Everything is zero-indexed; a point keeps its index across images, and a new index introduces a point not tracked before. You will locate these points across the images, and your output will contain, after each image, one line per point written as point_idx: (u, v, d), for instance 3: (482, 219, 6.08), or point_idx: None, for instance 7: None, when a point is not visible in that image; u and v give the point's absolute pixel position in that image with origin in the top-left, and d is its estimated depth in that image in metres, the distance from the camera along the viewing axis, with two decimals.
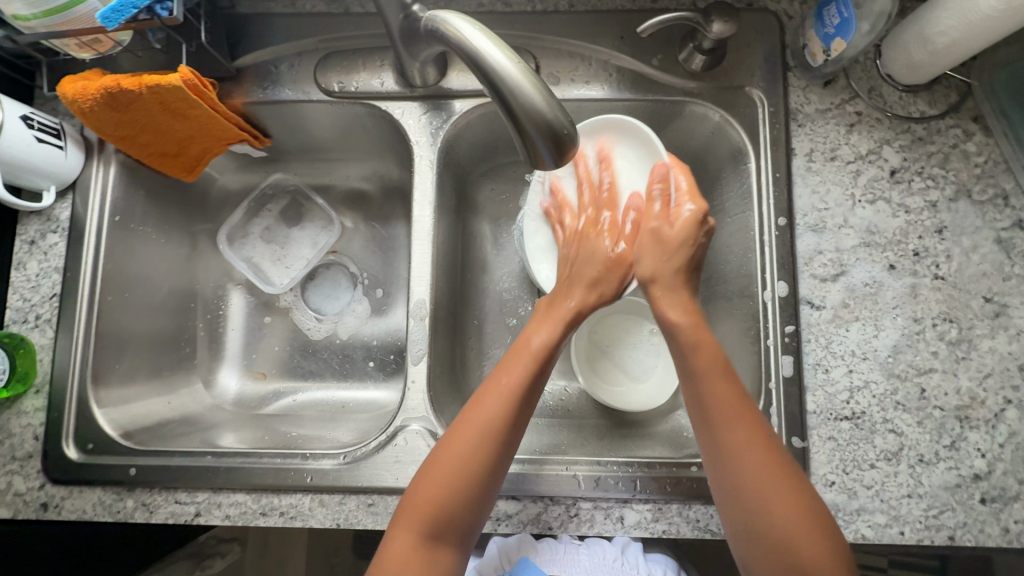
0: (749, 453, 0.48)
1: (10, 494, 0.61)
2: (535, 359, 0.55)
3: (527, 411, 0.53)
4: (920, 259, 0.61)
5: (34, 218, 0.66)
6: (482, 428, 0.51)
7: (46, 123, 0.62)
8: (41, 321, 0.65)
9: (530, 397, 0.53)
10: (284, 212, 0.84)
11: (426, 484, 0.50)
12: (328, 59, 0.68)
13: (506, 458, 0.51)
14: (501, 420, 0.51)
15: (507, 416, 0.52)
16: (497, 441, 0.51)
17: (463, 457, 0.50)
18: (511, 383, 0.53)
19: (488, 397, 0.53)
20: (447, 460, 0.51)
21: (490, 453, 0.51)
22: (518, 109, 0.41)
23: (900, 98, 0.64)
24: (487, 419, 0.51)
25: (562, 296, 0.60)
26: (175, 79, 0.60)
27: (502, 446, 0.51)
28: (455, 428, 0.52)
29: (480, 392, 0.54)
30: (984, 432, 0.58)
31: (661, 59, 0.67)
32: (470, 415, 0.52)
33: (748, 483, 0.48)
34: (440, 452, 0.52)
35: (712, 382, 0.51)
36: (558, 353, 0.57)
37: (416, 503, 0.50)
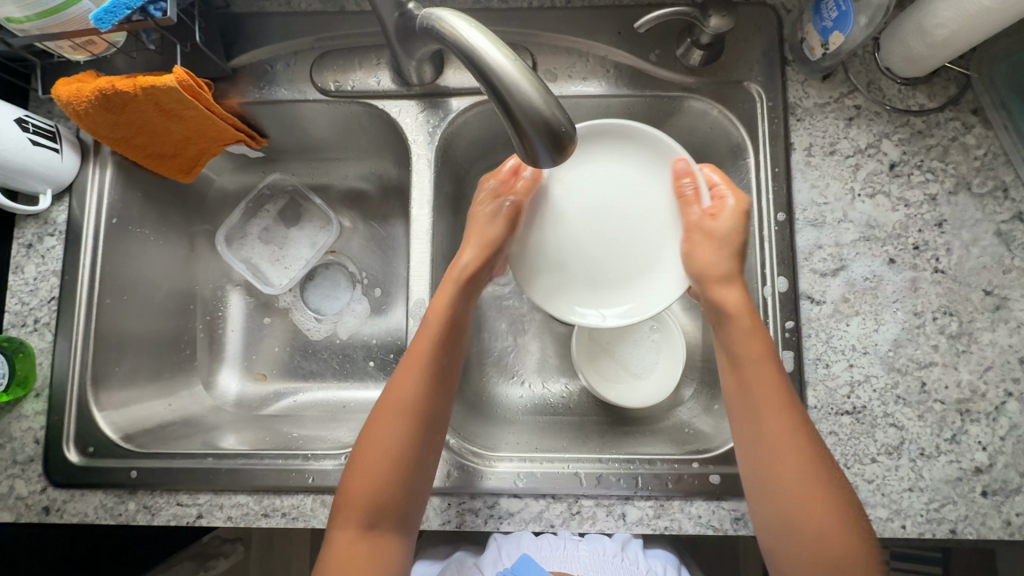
0: (792, 459, 0.51)
1: (12, 498, 0.61)
2: (440, 331, 0.60)
3: (440, 378, 0.59)
4: (920, 252, 0.61)
5: (31, 221, 0.66)
6: (402, 410, 0.56)
7: (41, 125, 0.62)
8: (40, 324, 0.65)
9: (441, 370, 0.59)
10: (283, 213, 0.84)
11: (359, 474, 0.55)
12: (324, 58, 0.68)
13: (437, 431, 0.57)
14: (417, 393, 0.57)
15: (421, 394, 0.57)
16: (418, 414, 0.56)
17: (392, 440, 0.55)
18: (423, 361, 0.58)
19: (401, 379, 0.58)
20: (377, 445, 0.55)
21: (419, 427, 0.56)
22: (514, 107, 0.41)
23: (899, 91, 0.64)
24: (405, 396, 0.57)
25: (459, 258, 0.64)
26: (170, 79, 0.60)
27: (426, 418, 0.56)
28: (378, 411, 0.57)
29: (395, 376, 0.59)
30: (985, 425, 0.58)
31: (659, 54, 0.67)
32: (377, 423, 0.56)
33: (790, 483, 0.51)
34: (365, 442, 0.56)
35: (759, 376, 0.54)
36: (464, 322, 0.62)
37: (353, 492, 0.54)
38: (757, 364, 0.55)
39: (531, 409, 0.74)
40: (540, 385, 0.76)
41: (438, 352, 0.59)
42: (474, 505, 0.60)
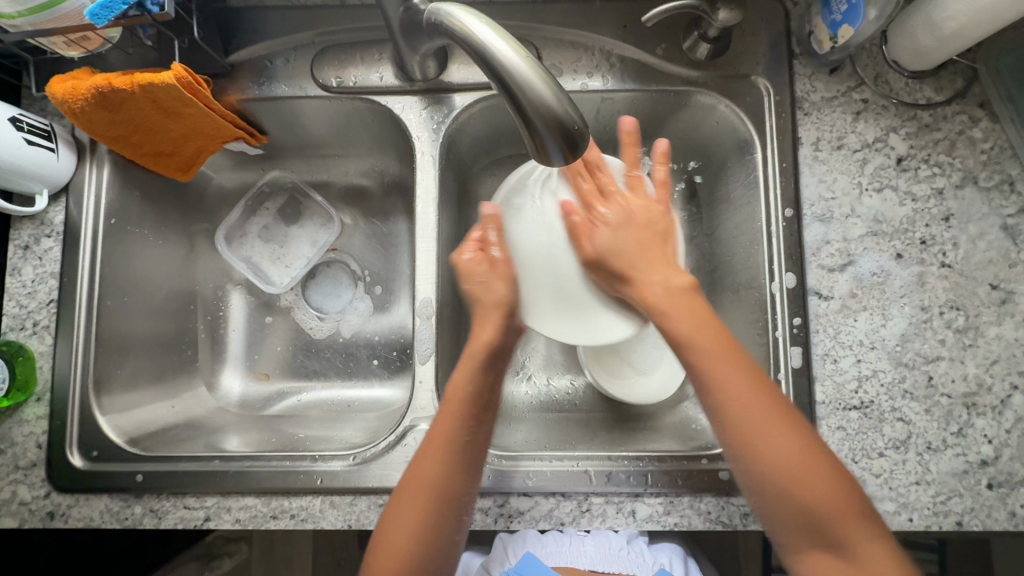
0: (806, 469, 0.47)
1: (15, 503, 0.60)
2: (462, 405, 0.56)
3: (466, 454, 0.55)
4: (927, 247, 0.61)
5: (27, 222, 0.65)
6: (427, 493, 0.53)
7: (36, 124, 0.60)
8: (39, 328, 0.64)
9: (470, 449, 0.55)
10: (282, 210, 0.83)
11: (384, 555, 0.53)
12: (324, 53, 0.67)
13: (461, 503, 0.54)
14: (443, 474, 0.53)
15: (447, 477, 0.53)
16: (443, 497, 0.53)
17: (414, 525, 0.52)
18: (448, 441, 0.54)
19: (423, 457, 0.54)
20: (403, 526, 0.52)
21: (444, 509, 0.53)
22: (526, 104, 0.40)
23: (906, 84, 0.63)
24: (428, 474, 0.53)
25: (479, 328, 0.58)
26: (168, 76, 0.58)
27: (454, 500, 0.53)
28: (399, 492, 0.54)
29: (421, 447, 0.55)
30: (991, 418, 0.58)
31: (665, 48, 0.66)
32: (405, 486, 0.54)
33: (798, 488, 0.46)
34: (392, 512, 0.54)
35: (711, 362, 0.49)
36: (490, 389, 0.58)
37: (379, 568, 0.53)
38: (731, 364, 0.49)
39: (538, 406, 0.74)
40: (545, 382, 0.76)
41: (466, 433, 0.55)
42: (484, 504, 0.59)
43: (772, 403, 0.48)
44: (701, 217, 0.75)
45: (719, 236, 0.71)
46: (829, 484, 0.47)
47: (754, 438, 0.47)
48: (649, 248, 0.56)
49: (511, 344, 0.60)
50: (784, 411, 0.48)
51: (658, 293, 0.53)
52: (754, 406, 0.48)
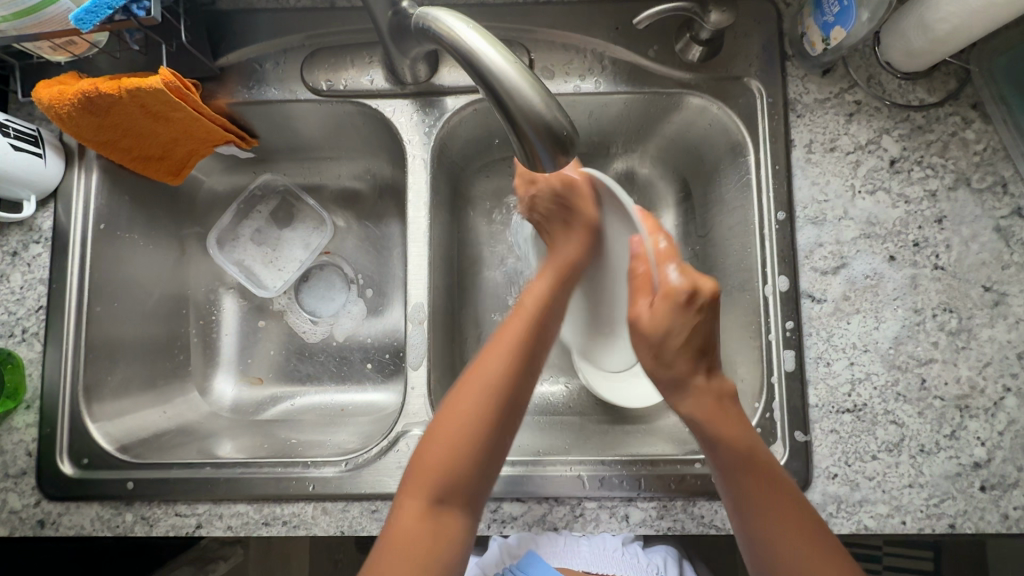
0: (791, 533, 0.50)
1: (5, 511, 0.60)
2: (527, 326, 0.60)
3: (522, 372, 0.58)
4: (920, 249, 0.61)
5: (15, 228, 0.64)
6: (484, 397, 0.55)
7: (23, 130, 0.60)
8: (28, 334, 0.63)
9: (524, 367, 0.58)
10: (275, 213, 0.82)
11: (431, 450, 0.53)
12: (314, 56, 0.66)
13: (510, 420, 0.56)
14: (508, 374, 0.56)
15: (505, 389, 0.56)
16: (498, 404, 0.55)
17: (466, 422, 0.54)
18: (510, 353, 0.58)
19: (484, 362, 0.57)
20: (454, 423, 0.54)
21: (495, 420, 0.55)
22: (515, 111, 0.39)
23: (899, 86, 0.63)
24: (490, 380, 0.56)
25: (536, 282, 0.64)
26: (156, 81, 0.58)
27: (502, 412, 0.55)
28: (452, 397, 0.56)
29: (477, 359, 0.58)
30: (983, 420, 0.58)
31: (658, 50, 0.66)
32: (460, 392, 0.56)
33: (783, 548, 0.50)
34: (442, 419, 0.55)
35: (737, 450, 0.52)
36: (547, 320, 0.62)
37: (419, 472, 0.53)
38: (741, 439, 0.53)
39: (532, 409, 0.74)
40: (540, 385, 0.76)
41: (520, 351, 0.58)
42: None
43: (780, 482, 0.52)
44: (695, 218, 0.75)
45: (713, 238, 0.71)
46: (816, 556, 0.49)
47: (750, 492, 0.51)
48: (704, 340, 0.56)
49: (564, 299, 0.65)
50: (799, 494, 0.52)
51: (692, 405, 0.55)
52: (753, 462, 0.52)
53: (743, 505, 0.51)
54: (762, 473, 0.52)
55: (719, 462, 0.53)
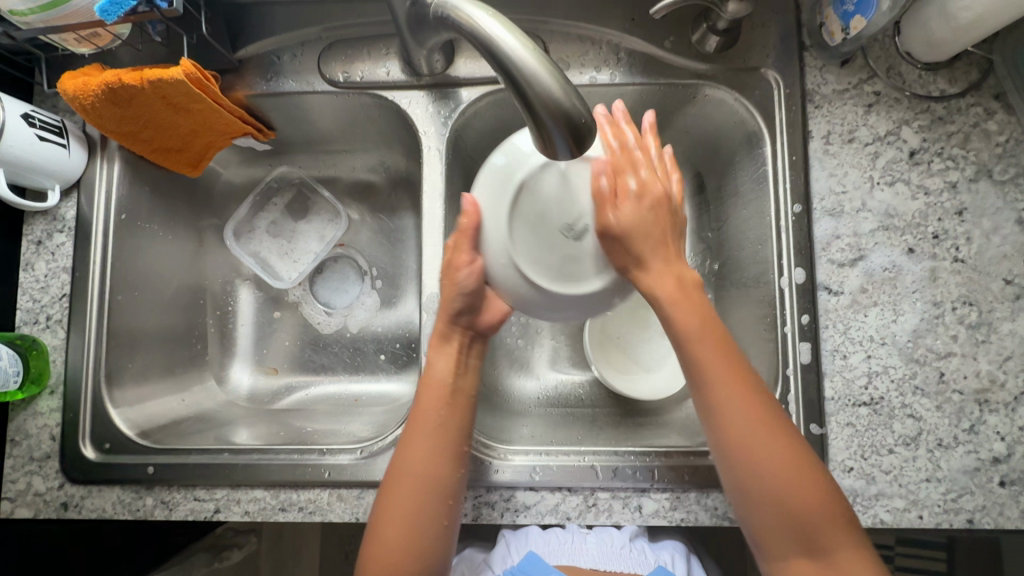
0: (750, 420, 0.50)
1: (30, 494, 0.61)
2: (444, 405, 0.56)
3: (452, 453, 0.55)
4: (940, 242, 0.60)
5: (39, 217, 0.66)
6: (421, 480, 0.54)
7: (48, 121, 0.61)
8: (53, 321, 0.65)
9: (452, 433, 0.55)
10: (291, 206, 0.83)
11: (380, 542, 0.53)
12: (331, 48, 0.67)
13: (450, 499, 0.55)
14: (437, 461, 0.54)
15: (436, 460, 0.54)
16: (431, 479, 0.54)
17: (404, 508, 0.53)
18: (434, 425, 0.55)
19: (413, 450, 0.55)
20: (399, 504, 0.53)
21: (434, 495, 0.54)
22: (533, 98, 0.40)
23: (919, 76, 0.62)
24: (420, 469, 0.54)
25: (433, 362, 0.58)
26: (177, 72, 0.58)
27: (440, 485, 0.54)
28: (391, 483, 0.54)
29: (405, 442, 0.55)
30: (1003, 415, 0.58)
31: (674, 41, 0.65)
32: (397, 478, 0.54)
33: (744, 441, 0.50)
34: (386, 508, 0.54)
35: (701, 346, 0.52)
36: (468, 395, 0.57)
37: (374, 563, 0.53)
38: (717, 348, 0.52)
39: (544, 401, 0.74)
40: (554, 378, 0.76)
41: (439, 418, 0.55)
42: (490, 498, 0.59)
43: (755, 396, 0.51)
44: (710, 211, 0.74)
45: (727, 230, 0.71)
46: (769, 434, 0.50)
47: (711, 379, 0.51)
48: (690, 306, 0.52)
49: (472, 363, 0.59)
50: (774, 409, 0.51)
51: (657, 281, 0.52)
52: (720, 362, 0.51)
53: (712, 412, 0.51)
54: (736, 384, 0.51)
55: (688, 361, 0.52)
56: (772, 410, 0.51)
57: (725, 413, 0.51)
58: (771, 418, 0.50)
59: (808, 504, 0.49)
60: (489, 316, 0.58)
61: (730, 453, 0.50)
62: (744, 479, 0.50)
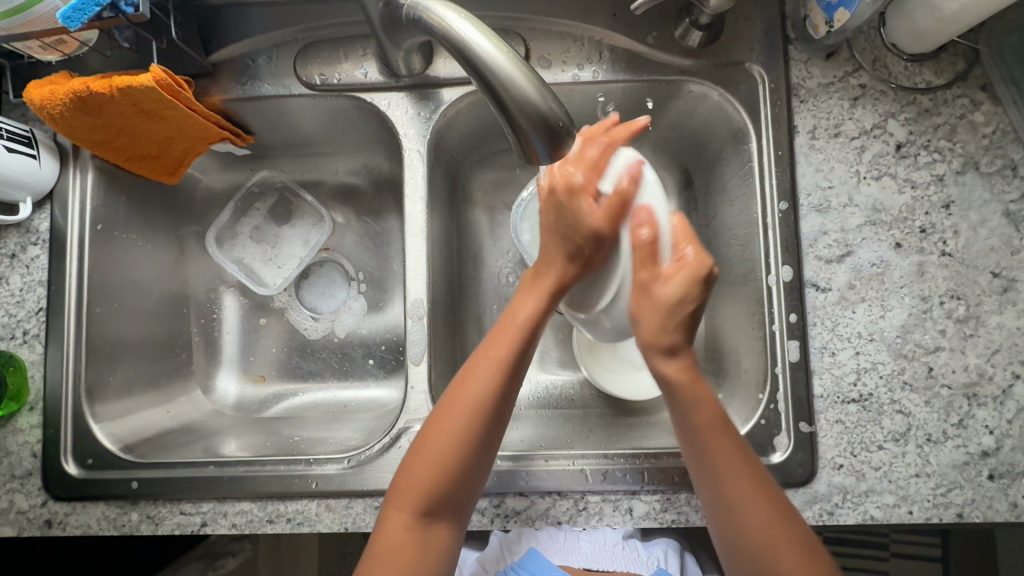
0: (749, 501, 0.48)
1: (13, 512, 0.60)
2: (518, 336, 0.54)
3: (512, 390, 0.53)
4: (927, 236, 0.60)
5: (12, 230, 0.64)
6: (478, 406, 0.51)
7: (16, 131, 0.59)
8: (30, 336, 0.64)
9: (517, 368, 0.53)
10: (273, 210, 0.81)
11: (418, 464, 0.51)
12: (307, 50, 0.65)
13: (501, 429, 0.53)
14: (497, 392, 0.52)
15: (500, 390, 0.52)
16: (491, 410, 0.52)
17: (452, 436, 0.51)
18: (503, 359, 0.53)
19: (474, 373, 0.53)
20: (448, 432, 0.51)
21: (487, 427, 0.51)
22: (509, 102, 0.39)
23: (905, 68, 0.62)
24: (478, 392, 0.52)
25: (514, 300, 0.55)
26: (147, 79, 0.57)
27: (498, 417, 0.52)
28: (442, 404, 0.53)
29: (467, 364, 0.54)
30: (992, 408, 0.57)
31: (656, 36, 0.64)
32: (450, 400, 0.52)
33: (734, 502, 0.49)
34: (430, 429, 0.52)
35: (710, 443, 0.50)
36: (541, 329, 0.55)
37: (403, 492, 0.51)
38: (724, 441, 0.50)
39: (535, 403, 0.73)
40: (545, 382, 0.75)
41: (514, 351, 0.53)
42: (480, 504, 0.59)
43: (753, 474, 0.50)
44: (697, 207, 0.74)
45: (714, 228, 0.71)
46: (767, 508, 0.48)
47: (708, 463, 0.50)
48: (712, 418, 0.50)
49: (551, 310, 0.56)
50: (771, 487, 0.49)
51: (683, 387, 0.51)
52: (726, 459, 0.49)
53: (714, 496, 0.50)
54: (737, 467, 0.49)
55: (696, 457, 0.51)
56: (767, 490, 0.49)
57: (720, 488, 0.49)
58: (769, 499, 0.49)
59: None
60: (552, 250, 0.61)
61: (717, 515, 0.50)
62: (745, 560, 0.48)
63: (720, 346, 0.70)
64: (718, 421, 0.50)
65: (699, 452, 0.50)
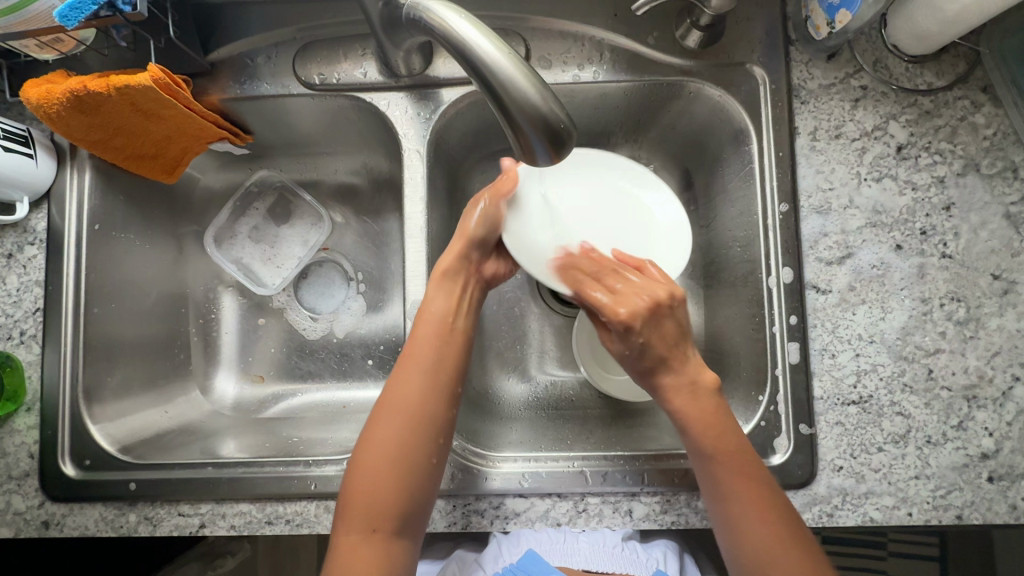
0: (753, 509, 0.50)
1: (10, 513, 0.60)
2: (438, 339, 0.57)
3: (444, 391, 0.56)
4: (928, 237, 0.59)
5: (9, 230, 0.64)
6: (409, 410, 0.54)
7: (13, 130, 0.59)
8: (27, 337, 0.63)
9: (444, 368, 0.56)
10: (272, 210, 0.81)
11: (361, 477, 0.53)
12: (306, 49, 0.65)
13: (441, 432, 0.55)
14: (425, 391, 0.55)
15: (423, 398, 0.55)
16: (418, 417, 0.54)
17: (392, 441, 0.53)
18: (427, 361, 0.56)
19: (401, 378, 0.55)
20: (378, 452, 0.53)
21: (422, 428, 0.54)
22: (510, 103, 0.38)
23: (906, 70, 0.62)
24: (409, 397, 0.54)
25: (431, 303, 0.59)
26: (144, 78, 0.57)
27: (430, 418, 0.54)
28: (375, 412, 0.55)
29: (394, 371, 0.56)
30: (991, 411, 0.57)
31: (657, 37, 0.64)
32: (383, 408, 0.55)
33: (738, 508, 0.51)
34: (366, 439, 0.54)
35: (719, 457, 0.52)
36: (461, 332, 0.59)
37: (353, 506, 0.52)
38: (733, 451, 0.52)
39: (534, 404, 0.73)
40: (545, 382, 0.75)
41: (437, 351, 0.57)
42: (479, 506, 0.59)
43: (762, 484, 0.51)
44: (697, 208, 0.74)
45: (714, 229, 0.70)
46: (768, 516, 0.50)
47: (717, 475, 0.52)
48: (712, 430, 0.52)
49: (468, 313, 0.60)
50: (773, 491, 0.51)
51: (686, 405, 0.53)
52: (732, 469, 0.51)
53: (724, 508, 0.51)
54: (744, 476, 0.51)
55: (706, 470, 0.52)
56: (773, 495, 0.51)
57: (732, 505, 0.51)
58: (773, 506, 0.50)
59: None
60: (495, 269, 0.63)
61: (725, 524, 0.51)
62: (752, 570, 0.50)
63: (720, 347, 0.70)
64: (721, 441, 0.52)
65: (707, 473, 0.52)
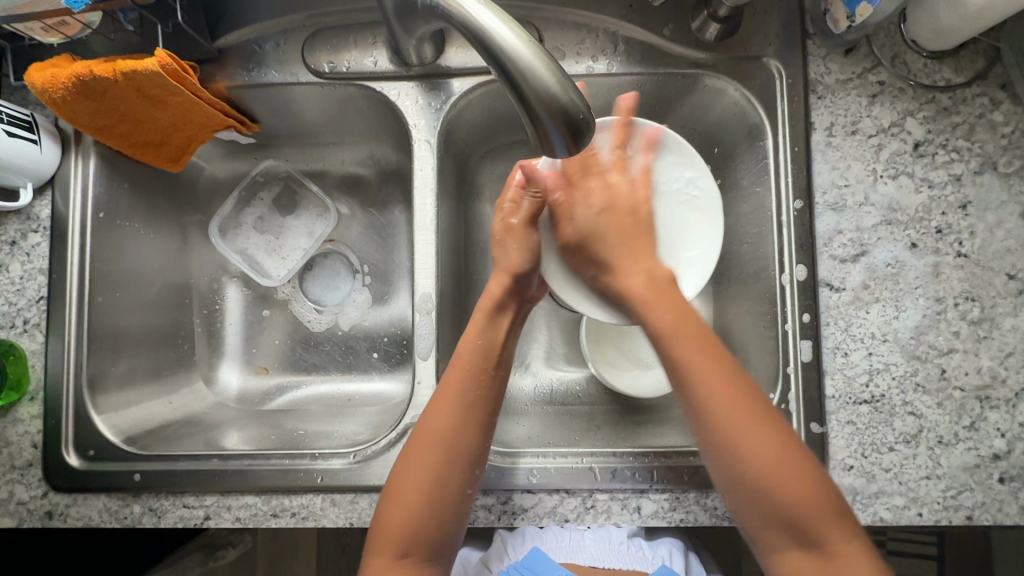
0: (740, 415, 0.48)
1: (14, 503, 0.60)
2: (476, 373, 0.56)
3: (480, 427, 0.55)
4: (943, 236, 0.59)
5: (13, 217, 0.63)
6: (444, 444, 0.54)
7: (17, 115, 0.58)
8: (30, 325, 0.63)
9: (484, 403, 0.56)
10: (278, 200, 0.80)
11: (395, 509, 0.52)
12: (316, 36, 0.64)
13: (477, 465, 0.55)
14: (462, 424, 0.54)
15: (459, 428, 0.54)
16: (457, 451, 0.54)
17: (428, 474, 0.53)
18: (466, 396, 0.55)
19: (437, 412, 0.55)
20: (414, 486, 0.53)
21: (458, 463, 0.54)
22: (530, 94, 0.38)
23: (925, 65, 0.61)
24: (445, 432, 0.54)
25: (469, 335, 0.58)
26: (152, 63, 0.56)
27: (467, 452, 0.54)
28: (413, 445, 0.54)
29: (432, 404, 0.56)
30: (1004, 411, 0.57)
31: (673, 28, 0.63)
32: (420, 440, 0.54)
33: (724, 422, 0.48)
34: (404, 473, 0.54)
35: (698, 365, 0.50)
36: (501, 365, 0.58)
37: (384, 536, 0.52)
38: (701, 349, 0.51)
39: (541, 399, 0.72)
40: (552, 378, 0.74)
41: (479, 386, 0.56)
42: (487, 501, 0.58)
43: (745, 391, 0.49)
44: None
45: (725, 225, 0.70)
46: (758, 423, 0.48)
47: (692, 373, 0.50)
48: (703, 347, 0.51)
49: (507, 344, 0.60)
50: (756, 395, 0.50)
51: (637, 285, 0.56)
52: (715, 378, 0.49)
53: (708, 419, 0.49)
54: (728, 383, 0.49)
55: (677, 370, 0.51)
56: (756, 399, 0.49)
57: (711, 411, 0.49)
58: (757, 412, 0.49)
59: (803, 498, 0.47)
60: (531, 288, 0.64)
61: (713, 440, 0.49)
62: (753, 486, 0.48)
63: (730, 344, 0.69)
64: (686, 329, 0.52)
65: (684, 382, 0.50)
